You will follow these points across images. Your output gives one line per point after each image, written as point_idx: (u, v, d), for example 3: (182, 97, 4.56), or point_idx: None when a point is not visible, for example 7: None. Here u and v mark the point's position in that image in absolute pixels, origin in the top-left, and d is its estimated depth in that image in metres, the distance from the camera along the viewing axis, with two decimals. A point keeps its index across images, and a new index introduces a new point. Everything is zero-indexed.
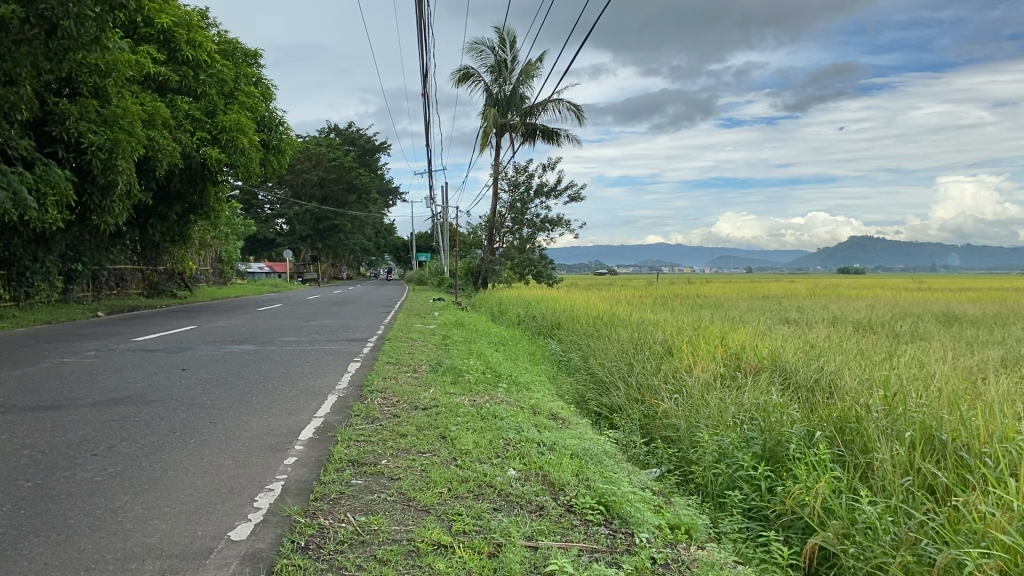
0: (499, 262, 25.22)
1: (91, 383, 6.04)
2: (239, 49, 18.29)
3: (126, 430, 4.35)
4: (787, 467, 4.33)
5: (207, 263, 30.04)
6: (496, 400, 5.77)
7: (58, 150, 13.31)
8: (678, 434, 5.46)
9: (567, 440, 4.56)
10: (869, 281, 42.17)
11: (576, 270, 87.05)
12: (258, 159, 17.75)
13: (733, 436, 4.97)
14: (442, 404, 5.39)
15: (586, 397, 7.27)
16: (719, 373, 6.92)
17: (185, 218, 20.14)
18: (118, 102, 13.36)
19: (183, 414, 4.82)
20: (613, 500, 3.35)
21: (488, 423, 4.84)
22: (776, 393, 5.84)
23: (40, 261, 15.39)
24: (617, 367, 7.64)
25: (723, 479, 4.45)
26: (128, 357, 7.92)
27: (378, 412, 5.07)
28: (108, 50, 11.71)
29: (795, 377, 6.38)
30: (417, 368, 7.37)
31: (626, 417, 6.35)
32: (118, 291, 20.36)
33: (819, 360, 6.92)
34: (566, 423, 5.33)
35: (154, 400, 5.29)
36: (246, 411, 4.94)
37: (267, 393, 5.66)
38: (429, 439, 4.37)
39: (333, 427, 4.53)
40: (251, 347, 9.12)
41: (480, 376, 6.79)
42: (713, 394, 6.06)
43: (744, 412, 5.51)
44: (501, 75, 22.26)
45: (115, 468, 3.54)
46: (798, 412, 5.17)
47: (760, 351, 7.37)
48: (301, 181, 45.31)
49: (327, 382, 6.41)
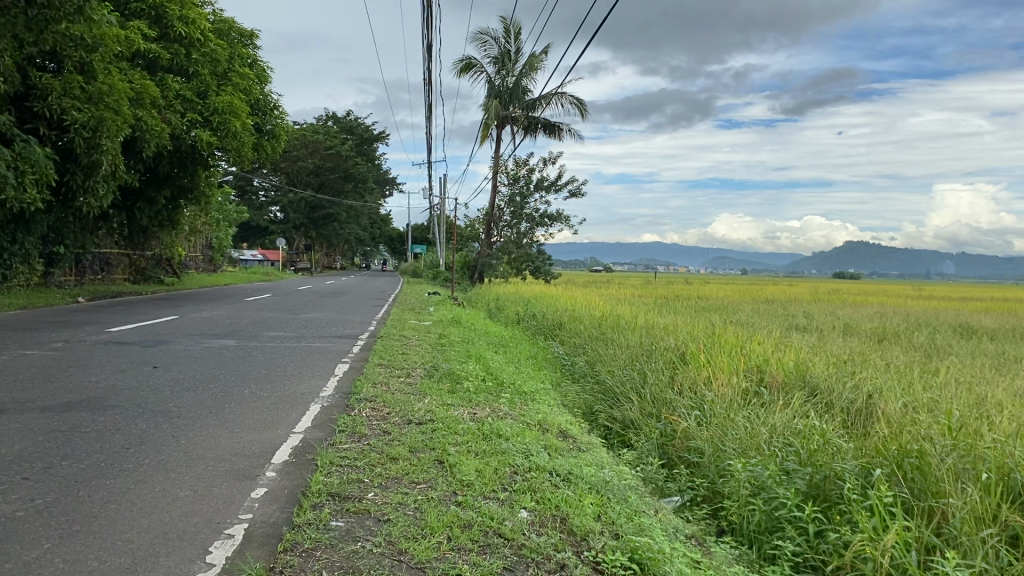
0: (496, 257, 24.58)
1: (47, 381, 5.41)
2: (235, 29, 17.62)
3: (71, 445, 3.73)
4: (839, 510, 3.75)
5: (197, 250, 29.38)
6: (500, 414, 5.16)
7: (40, 127, 12.65)
8: (704, 459, 4.87)
9: (583, 468, 3.95)
10: (867, 286, 41.67)
11: (572, 267, 86.42)
12: (251, 144, 17.03)
13: (771, 467, 4.38)
14: (439, 419, 4.77)
15: (594, 410, 6.65)
16: (744, 388, 6.30)
17: (174, 203, 19.48)
18: (104, 78, 12.65)
19: (143, 426, 4.19)
20: (649, 557, 2.74)
21: (492, 445, 4.22)
22: (813, 417, 5.26)
23: (19, 242, 14.73)
24: (628, 376, 7.00)
25: (759, 519, 3.88)
26: (99, 350, 7.30)
27: (365, 428, 4.44)
28: (93, 22, 11.06)
29: (829, 398, 5.79)
30: (411, 373, 6.77)
31: (642, 434, 5.75)
32: (105, 276, 19.71)
33: (852, 378, 6.32)
34: (579, 444, 4.73)
35: (113, 406, 4.67)
36: (214, 424, 4.32)
37: (242, 400, 5.04)
38: (424, 465, 3.75)
39: (314, 448, 3.92)
40: (232, 342, 8.49)
41: (480, 384, 6.18)
42: (739, 414, 5.47)
43: (777, 439, 4.92)
44: (504, 67, 21.61)
45: (44, 501, 2.92)
46: (847, 442, 4.58)
47: (785, 363, 6.77)
48: (297, 168, 44.63)
49: (312, 388, 5.76)
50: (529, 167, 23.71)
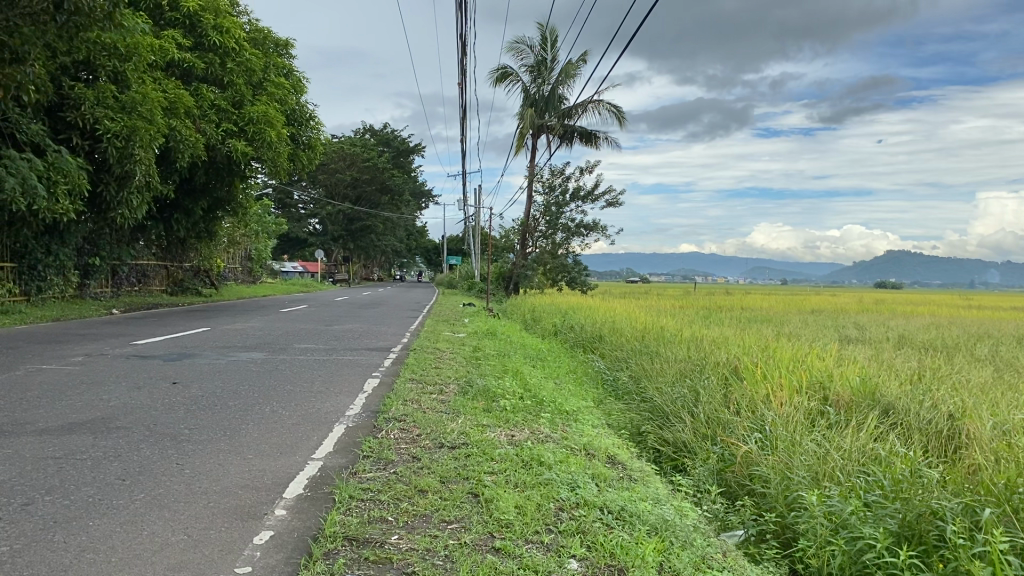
0: (532, 267, 24.08)
1: (55, 400, 5.04)
2: (270, 38, 17.41)
3: (62, 475, 3.33)
4: (943, 559, 3.22)
5: (235, 261, 29.28)
6: (541, 437, 4.68)
7: (73, 138, 12.43)
8: (770, 490, 4.34)
9: (638, 503, 3.47)
10: (911, 297, 40.45)
11: (609, 277, 85.61)
12: (287, 155, 16.69)
13: (851, 500, 3.85)
14: (475, 443, 4.30)
15: (642, 431, 6.13)
16: (811, 409, 5.75)
17: (210, 214, 19.27)
18: (138, 87, 12.36)
19: (147, 452, 3.79)
20: None
21: (534, 475, 3.74)
22: (893, 444, 4.71)
23: (54, 253, 14.58)
24: (679, 394, 6.48)
25: (842, 562, 3.35)
26: (120, 365, 6.95)
27: (392, 453, 3.99)
28: (125, 30, 10.67)
29: (906, 420, 5.24)
30: (444, 389, 6.31)
31: (698, 459, 5.24)
32: (141, 288, 19.56)
33: (929, 397, 5.74)
34: (630, 473, 4.24)
35: (119, 427, 4.28)
36: (225, 450, 3.89)
37: (260, 420, 4.63)
38: (457, 499, 3.28)
39: (333, 478, 3.46)
40: (259, 356, 8.10)
41: (518, 402, 5.70)
42: (807, 438, 4.94)
43: (853, 468, 4.39)
44: (540, 75, 21.16)
45: (12, 547, 2.51)
46: (939, 475, 4.03)
47: (852, 380, 6.20)
48: (334, 181, 44.50)
49: (337, 405, 5.33)
50: (565, 176, 23.23)
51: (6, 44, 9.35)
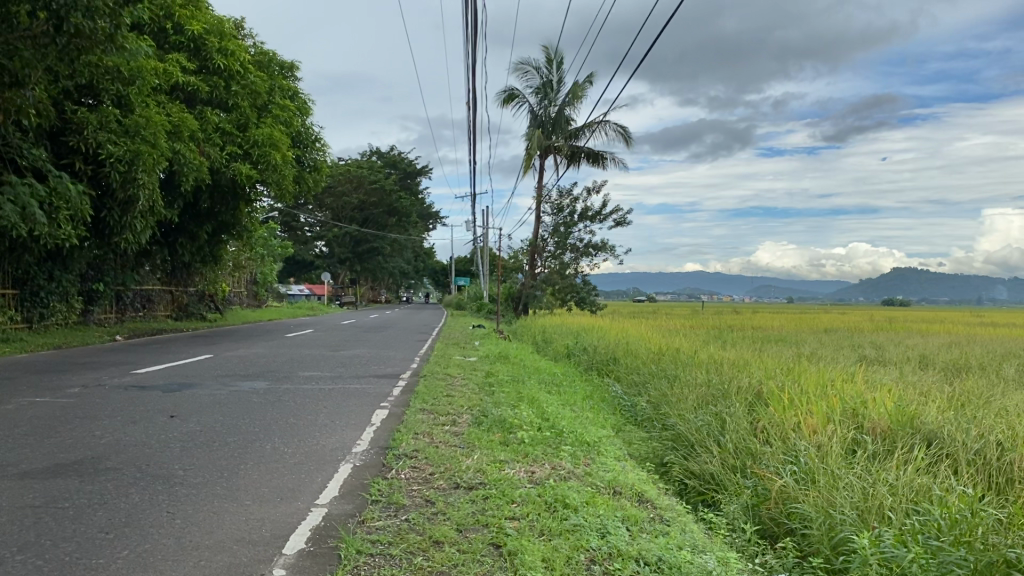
0: (540, 287, 23.74)
1: (43, 438, 4.71)
2: (275, 61, 17.25)
3: (39, 529, 3.01)
4: None
5: (241, 284, 29.00)
6: (563, 474, 4.34)
7: (75, 162, 12.19)
8: (812, 530, 3.97)
9: (677, 552, 3.13)
10: (921, 314, 39.94)
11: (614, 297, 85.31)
12: (292, 177, 16.41)
13: (907, 544, 3.48)
14: (493, 483, 3.96)
15: (666, 462, 5.77)
16: (847, 438, 5.39)
17: (215, 237, 18.99)
18: (140, 111, 12.16)
19: (136, 498, 3.47)
20: None
21: (561, 520, 3.40)
22: (944, 479, 4.35)
23: (57, 280, 14.38)
24: (704, 423, 6.12)
25: None
26: (117, 396, 6.62)
27: (404, 497, 3.66)
28: (129, 54, 10.40)
29: (953, 452, 4.90)
30: (456, 421, 5.96)
31: (729, 493, 4.88)
32: (145, 313, 19.28)
33: (975, 426, 5.38)
34: (661, 514, 3.88)
35: (108, 469, 3.96)
36: (220, 495, 3.57)
37: (261, 460, 4.31)
38: (477, 553, 2.95)
39: (339, 529, 3.14)
40: (262, 385, 7.76)
41: (536, 434, 5.36)
42: (849, 473, 4.58)
43: (904, 506, 4.05)
44: (546, 96, 20.92)
45: None
46: (1001, 517, 3.68)
47: (889, 407, 5.85)
48: (341, 204, 44.75)
49: (344, 441, 4.99)
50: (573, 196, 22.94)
51: (7, 68, 8.96)
